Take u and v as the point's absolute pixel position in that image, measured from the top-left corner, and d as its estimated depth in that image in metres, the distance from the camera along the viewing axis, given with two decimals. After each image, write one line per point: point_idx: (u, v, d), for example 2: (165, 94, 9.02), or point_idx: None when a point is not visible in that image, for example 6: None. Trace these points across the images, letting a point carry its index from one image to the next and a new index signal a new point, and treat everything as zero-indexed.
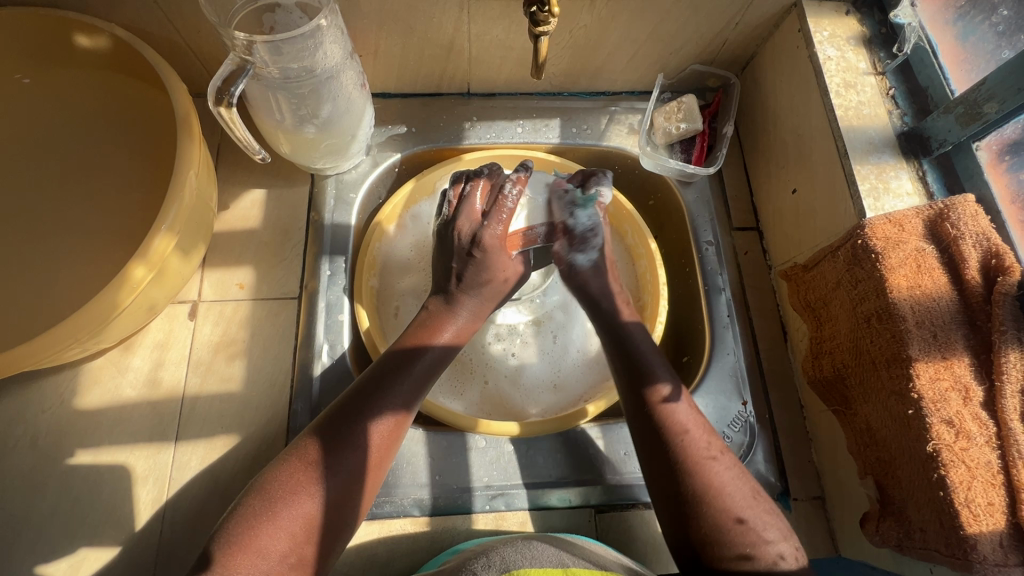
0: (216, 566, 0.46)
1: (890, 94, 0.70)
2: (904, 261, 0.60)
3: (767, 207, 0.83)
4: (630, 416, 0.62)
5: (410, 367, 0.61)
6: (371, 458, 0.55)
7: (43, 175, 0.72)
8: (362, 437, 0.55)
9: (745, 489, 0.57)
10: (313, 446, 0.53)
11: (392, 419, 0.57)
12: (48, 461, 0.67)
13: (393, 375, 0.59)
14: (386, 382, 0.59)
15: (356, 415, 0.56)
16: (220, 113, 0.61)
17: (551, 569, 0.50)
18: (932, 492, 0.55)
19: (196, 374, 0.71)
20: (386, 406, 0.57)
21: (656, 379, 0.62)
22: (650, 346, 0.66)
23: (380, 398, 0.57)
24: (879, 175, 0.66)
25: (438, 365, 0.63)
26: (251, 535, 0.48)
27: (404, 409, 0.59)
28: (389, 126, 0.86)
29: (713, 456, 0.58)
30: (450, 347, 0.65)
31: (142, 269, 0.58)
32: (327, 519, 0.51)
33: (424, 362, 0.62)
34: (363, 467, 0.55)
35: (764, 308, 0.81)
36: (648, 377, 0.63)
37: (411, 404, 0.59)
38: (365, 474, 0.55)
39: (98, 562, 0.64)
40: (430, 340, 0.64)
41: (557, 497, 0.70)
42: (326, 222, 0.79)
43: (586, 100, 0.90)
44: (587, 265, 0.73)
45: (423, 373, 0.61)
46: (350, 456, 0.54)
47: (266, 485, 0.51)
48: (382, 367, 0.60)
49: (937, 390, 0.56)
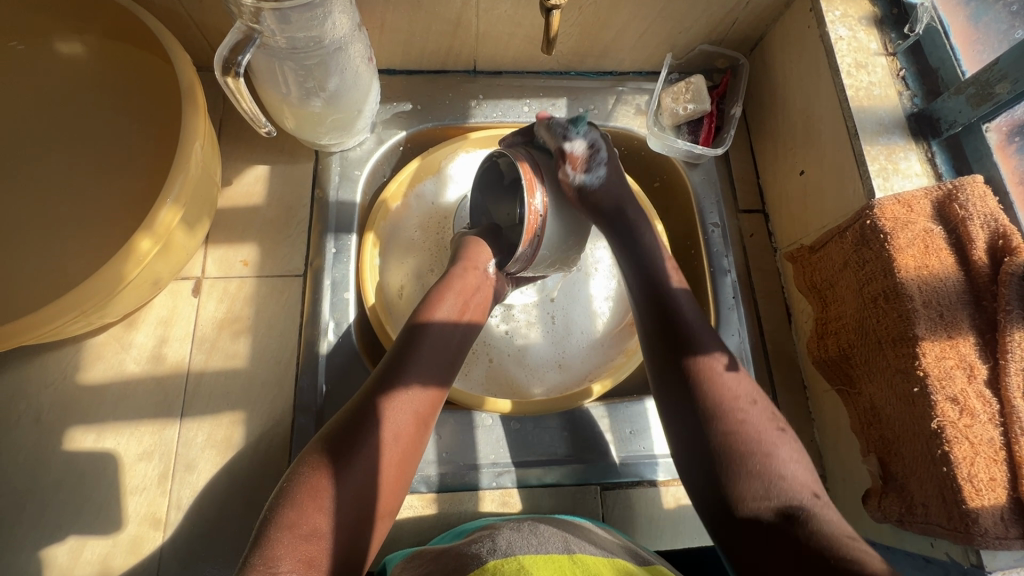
0: (259, 543, 0.47)
1: (900, 75, 0.70)
2: (912, 241, 0.60)
3: (773, 189, 0.84)
4: (660, 386, 0.60)
5: (425, 343, 0.61)
6: (399, 430, 0.56)
7: (41, 146, 0.70)
8: (383, 411, 0.56)
9: (793, 453, 0.54)
10: (340, 423, 0.55)
11: (421, 395, 0.58)
12: (52, 436, 0.66)
13: (414, 350, 0.60)
14: (409, 357, 0.60)
15: (377, 390, 0.57)
16: (227, 83, 0.59)
17: (557, 555, 0.50)
18: (935, 468, 0.56)
19: (200, 350, 0.71)
20: (405, 381, 0.58)
21: (706, 348, 0.59)
22: (692, 314, 0.62)
23: (398, 373, 0.58)
24: (888, 156, 0.66)
25: (449, 340, 0.63)
26: (288, 513, 0.49)
27: (436, 383, 0.60)
28: (394, 104, 0.85)
29: (768, 423, 0.55)
30: (456, 320, 0.64)
31: (148, 241, 0.57)
32: (354, 497, 0.51)
33: (433, 336, 0.62)
34: (387, 443, 0.55)
35: (768, 290, 0.81)
36: (692, 346, 0.59)
37: (443, 379, 0.61)
38: (394, 449, 0.55)
39: (106, 535, 0.64)
40: (428, 318, 0.63)
41: (562, 475, 0.71)
42: (331, 200, 0.78)
43: (593, 79, 0.89)
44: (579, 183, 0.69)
45: (432, 350, 0.61)
46: (374, 430, 0.54)
47: (300, 465, 0.52)
48: (402, 345, 0.61)
49: (943, 367, 0.56)
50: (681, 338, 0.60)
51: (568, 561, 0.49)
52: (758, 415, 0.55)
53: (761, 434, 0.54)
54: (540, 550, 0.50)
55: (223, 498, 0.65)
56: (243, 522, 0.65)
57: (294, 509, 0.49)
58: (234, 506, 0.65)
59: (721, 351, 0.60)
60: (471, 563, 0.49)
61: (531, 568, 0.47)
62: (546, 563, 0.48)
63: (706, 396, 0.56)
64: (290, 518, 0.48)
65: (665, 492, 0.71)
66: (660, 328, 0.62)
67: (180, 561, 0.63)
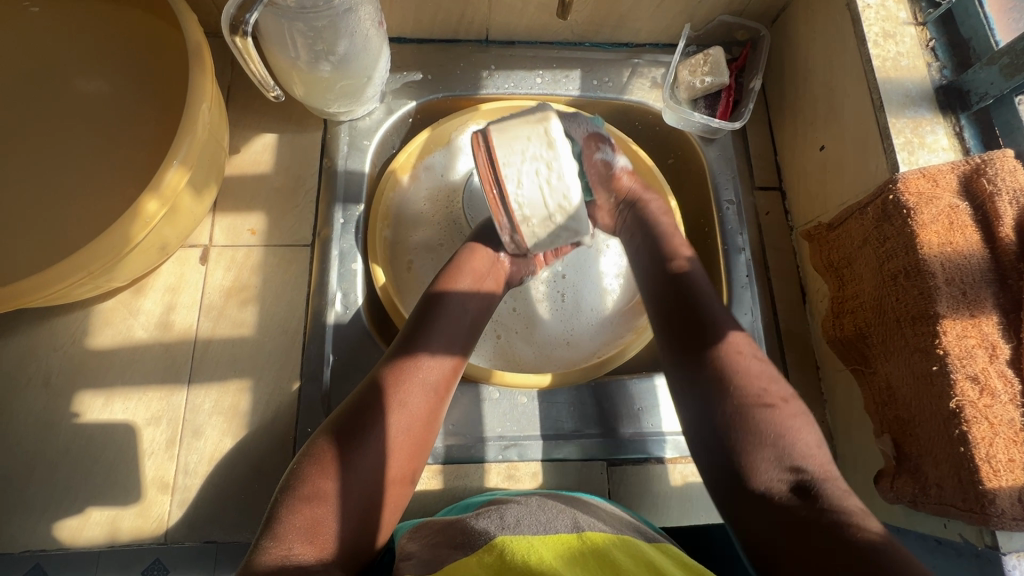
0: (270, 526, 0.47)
1: (929, 45, 0.67)
2: (936, 217, 0.58)
3: (791, 166, 0.81)
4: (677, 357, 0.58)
5: (443, 314, 0.61)
6: (406, 402, 0.55)
7: (48, 109, 0.70)
8: (405, 379, 0.56)
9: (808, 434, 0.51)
10: (359, 394, 0.55)
11: (440, 364, 0.58)
12: (61, 400, 0.66)
13: (425, 324, 0.60)
14: (421, 330, 0.59)
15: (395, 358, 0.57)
16: (235, 44, 0.59)
17: (566, 533, 0.49)
18: (952, 448, 0.55)
19: (208, 318, 0.70)
20: (424, 352, 0.58)
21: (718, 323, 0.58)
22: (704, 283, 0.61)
23: (416, 343, 0.58)
24: (915, 129, 0.63)
25: (467, 312, 0.63)
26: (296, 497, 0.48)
27: (456, 353, 0.60)
28: (404, 73, 0.83)
29: (785, 421, 0.51)
30: (472, 295, 0.64)
31: (155, 203, 0.56)
32: (376, 466, 0.52)
33: (449, 308, 0.62)
34: (407, 410, 0.55)
35: (783, 270, 0.79)
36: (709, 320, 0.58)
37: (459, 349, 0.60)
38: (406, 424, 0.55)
39: (115, 497, 0.64)
40: (448, 287, 0.63)
41: (569, 450, 0.70)
42: (339, 169, 0.77)
43: (609, 51, 0.87)
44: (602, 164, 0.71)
45: (451, 322, 0.61)
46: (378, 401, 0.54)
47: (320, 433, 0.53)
48: (419, 315, 0.61)
49: (964, 346, 0.55)
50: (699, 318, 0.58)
51: (576, 539, 0.49)
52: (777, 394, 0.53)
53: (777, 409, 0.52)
54: (549, 528, 0.50)
55: (230, 464, 0.66)
56: (250, 488, 0.65)
57: (316, 472, 0.50)
58: (240, 472, 0.66)
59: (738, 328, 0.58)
60: (479, 541, 0.49)
61: (541, 545, 0.47)
62: (556, 541, 0.48)
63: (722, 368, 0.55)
64: (312, 482, 0.49)
65: (671, 470, 0.71)
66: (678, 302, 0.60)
67: (187, 525, 0.64)
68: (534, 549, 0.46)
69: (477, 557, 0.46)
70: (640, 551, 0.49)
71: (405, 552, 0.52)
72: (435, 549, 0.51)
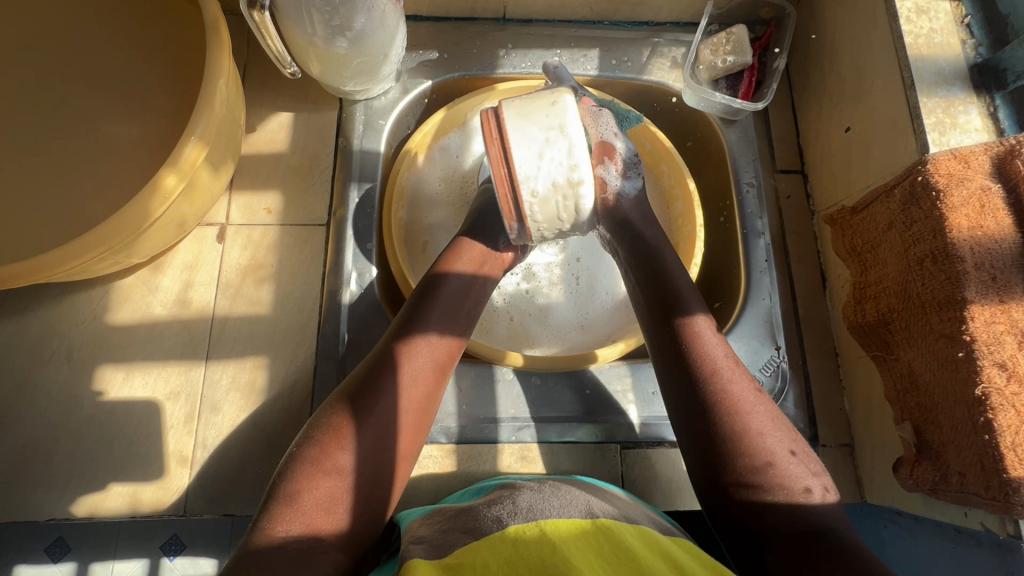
0: (273, 502, 0.48)
1: (964, 21, 0.64)
2: (967, 199, 0.56)
3: (814, 149, 0.79)
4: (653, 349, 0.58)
5: (444, 293, 0.61)
6: (418, 379, 0.56)
7: (68, 86, 0.70)
8: (409, 357, 0.56)
9: (784, 431, 0.53)
10: (363, 371, 0.55)
11: (442, 343, 0.58)
12: (83, 373, 0.68)
13: (426, 305, 0.59)
14: (422, 311, 0.59)
15: (400, 334, 0.57)
16: (252, 19, 0.59)
17: (579, 517, 0.49)
18: (976, 436, 0.53)
19: (225, 296, 0.71)
20: (425, 331, 0.57)
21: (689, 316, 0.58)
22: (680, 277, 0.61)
23: (419, 320, 0.58)
24: (946, 109, 0.61)
25: (465, 293, 0.62)
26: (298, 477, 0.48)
27: (456, 332, 0.60)
28: (420, 52, 0.82)
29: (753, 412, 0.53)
30: (472, 278, 0.63)
31: (173, 178, 0.56)
32: (378, 442, 0.52)
33: (448, 290, 0.61)
34: (411, 389, 0.55)
35: (803, 255, 0.78)
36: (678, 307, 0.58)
37: (461, 331, 0.60)
38: (415, 402, 0.55)
39: (135, 469, 0.65)
40: (447, 269, 0.63)
41: (582, 432, 0.70)
42: (355, 148, 0.77)
43: (628, 30, 0.85)
44: (632, 191, 0.66)
45: (452, 302, 0.60)
46: (390, 377, 0.54)
47: (324, 412, 0.53)
48: (421, 293, 0.61)
49: (992, 332, 0.53)
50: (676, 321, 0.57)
51: (591, 525, 0.48)
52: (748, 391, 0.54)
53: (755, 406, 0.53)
54: (563, 513, 0.49)
55: (247, 440, 0.67)
56: (267, 463, 0.66)
57: (320, 446, 0.50)
58: (257, 447, 0.66)
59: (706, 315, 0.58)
60: (491, 526, 0.49)
61: (555, 533, 0.46)
62: (570, 527, 0.47)
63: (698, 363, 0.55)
64: (315, 455, 0.49)
65: None
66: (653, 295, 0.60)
67: (206, 497, 0.65)
68: (548, 538, 0.46)
69: (489, 542, 0.47)
70: (653, 540, 0.49)
71: (418, 536, 0.53)
72: (449, 533, 0.51)
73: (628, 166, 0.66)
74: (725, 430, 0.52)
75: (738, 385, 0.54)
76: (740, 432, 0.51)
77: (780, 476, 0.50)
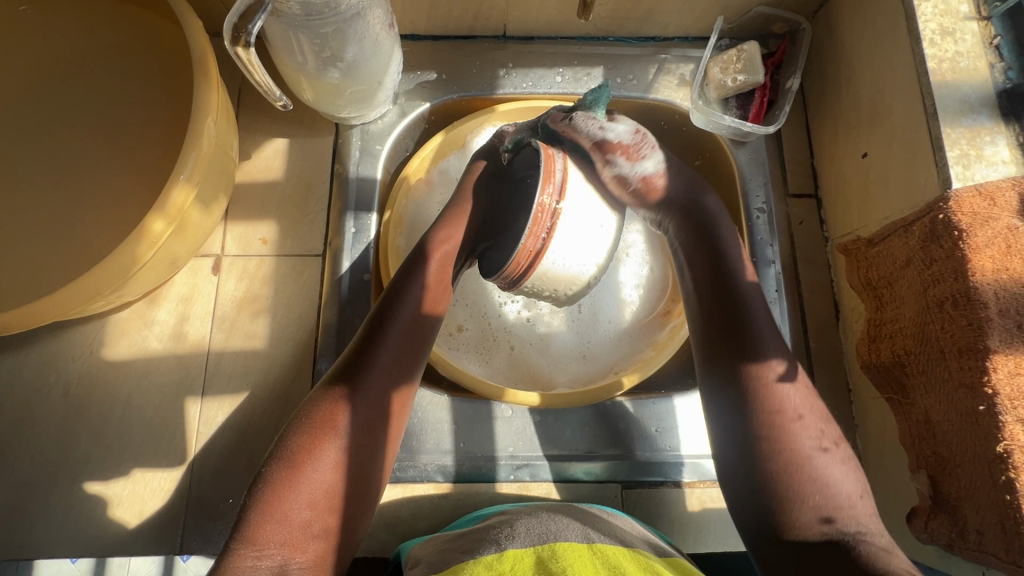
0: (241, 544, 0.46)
1: (993, 43, 0.60)
2: (991, 240, 0.53)
3: (829, 171, 0.76)
4: (713, 385, 0.56)
5: (400, 323, 0.57)
6: (380, 419, 0.54)
7: (63, 120, 0.70)
8: (366, 400, 0.53)
9: (847, 476, 0.51)
10: (317, 413, 0.52)
11: (395, 384, 0.55)
12: (79, 409, 0.68)
13: (378, 339, 0.56)
14: (374, 345, 0.55)
15: (359, 374, 0.54)
16: (238, 54, 0.56)
17: (577, 544, 0.48)
18: (996, 494, 0.51)
19: (221, 329, 0.70)
20: (381, 367, 0.55)
21: (763, 357, 0.54)
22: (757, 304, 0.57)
23: (377, 355, 0.55)
24: (972, 140, 0.57)
25: (420, 322, 0.58)
26: (263, 525, 0.47)
27: (409, 370, 0.57)
28: (418, 73, 0.79)
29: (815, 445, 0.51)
30: (425, 307, 0.59)
31: (161, 222, 0.55)
32: (347, 488, 0.51)
33: (403, 321, 0.57)
34: (372, 432, 0.53)
35: (816, 284, 0.75)
36: (753, 352, 0.54)
37: (416, 361, 0.57)
38: (378, 440, 0.54)
39: (130, 505, 0.65)
40: (398, 301, 0.58)
41: (582, 470, 0.69)
42: (351, 175, 0.75)
43: (634, 45, 0.81)
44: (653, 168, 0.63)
45: (405, 335, 0.56)
46: (360, 415, 0.53)
47: (279, 454, 0.50)
48: (376, 320, 0.57)
49: (1016, 386, 0.50)
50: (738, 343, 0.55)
51: (587, 551, 0.47)
52: (818, 440, 0.51)
53: (819, 459, 0.51)
54: (560, 538, 0.48)
55: (243, 478, 0.66)
56: None
57: (278, 494, 0.48)
58: (253, 486, 0.66)
59: (783, 359, 0.54)
60: (488, 548, 0.48)
61: (550, 563, 0.45)
62: (566, 552, 0.46)
63: (763, 411, 0.52)
64: (275, 504, 0.47)
65: (689, 494, 0.68)
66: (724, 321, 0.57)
67: (202, 535, 0.64)
68: (545, 567, 0.45)
69: (483, 564, 0.45)
70: (649, 565, 0.47)
71: (413, 559, 0.52)
72: (445, 552, 0.50)
73: (642, 146, 0.62)
74: (774, 471, 0.50)
75: (803, 431, 0.52)
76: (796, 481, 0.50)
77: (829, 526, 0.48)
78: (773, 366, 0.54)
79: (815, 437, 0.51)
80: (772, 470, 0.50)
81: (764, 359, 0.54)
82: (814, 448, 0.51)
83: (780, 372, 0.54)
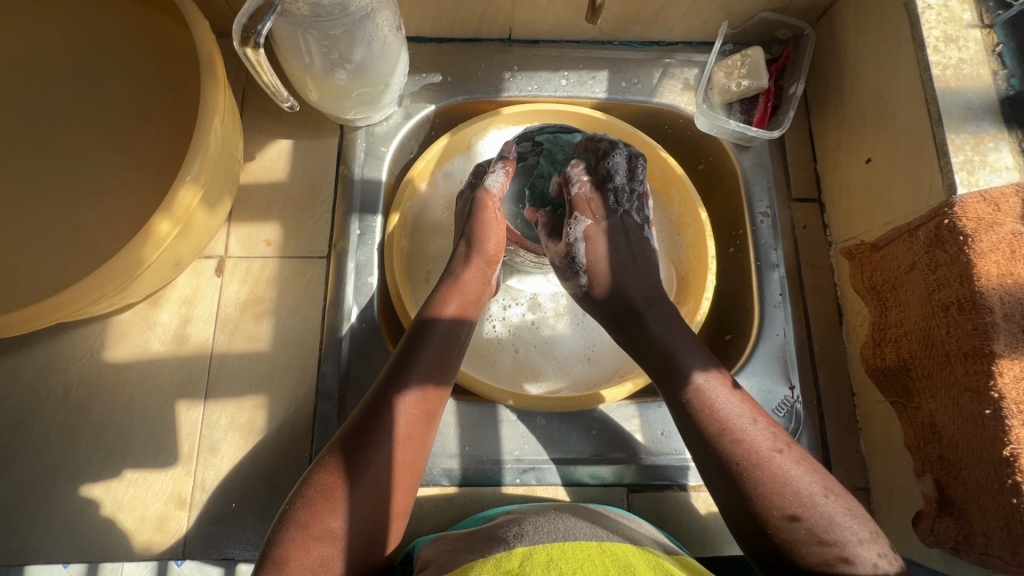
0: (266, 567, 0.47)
1: (996, 51, 0.60)
2: (997, 245, 0.53)
3: (832, 177, 0.76)
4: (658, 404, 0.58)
5: (433, 339, 0.58)
6: (402, 433, 0.54)
7: (64, 120, 0.69)
8: (392, 414, 0.54)
9: (817, 478, 0.51)
10: (348, 431, 0.53)
11: (424, 397, 0.56)
12: (78, 412, 0.67)
13: (409, 357, 0.57)
14: (407, 361, 0.57)
15: (390, 389, 0.55)
16: (246, 55, 0.55)
17: (586, 542, 0.48)
18: (1002, 497, 0.51)
19: (224, 331, 0.70)
20: (413, 383, 0.56)
21: (692, 374, 0.56)
22: (654, 315, 0.60)
23: (408, 371, 0.56)
24: (976, 146, 0.57)
25: (452, 337, 0.60)
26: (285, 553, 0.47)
27: (438, 384, 0.57)
28: (423, 75, 0.79)
29: (769, 445, 0.52)
30: (460, 323, 0.61)
31: (167, 224, 0.55)
32: (368, 508, 0.51)
33: (435, 336, 0.59)
34: (393, 447, 0.53)
35: (819, 289, 0.75)
36: (676, 370, 0.56)
37: (445, 378, 0.58)
38: (399, 454, 0.53)
39: (131, 510, 0.65)
40: (436, 313, 0.60)
41: (588, 474, 0.69)
42: (356, 177, 0.74)
43: (639, 50, 0.82)
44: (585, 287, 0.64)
45: (439, 353, 0.58)
46: (384, 432, 0.53)
47: (312, 472, 0.52)
48: (410, 339, 0.59)
49: (1022, 390, 0.51)
50: (658, 354, 0.58)
51: (596, 547, 0.47)
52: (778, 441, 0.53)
53: (778, 460, 0.51)
54: (568, 536, 0.48)
55: (246, 483, 0.65)
56: (266, 506, 0.65)
57: (301, 523, 0.49)
58: (256, 490, 0.65)
59: (710, 370, 0.56)
60: (496, 546, 0.48)
61: (561, 558, 0.45)
62: (576, 551, 0.46)
63: (711, 428, 0.53)
64: (306, 517, 0.49)
65: (696, 498, 0.68)
66: (640, 348, 0.59)
67: (205, 540, 0.64)
68: (554, 565, 0.44)
69: (493, 562, 0.45)
70: (658, 563, 0.47)
71: (424, 560, 0.52)
72: (454, 552, 0.50)
73: (569, 265, 0.65)
74: (753, 487, 0.51)
75: (753, 435, 0.53)
76: (766, 481, 0.50)
77: (801, 524, 0.49)
78: (706, 380, 0.55)
79: (765, 439, 0.52)
80: (735, 476, 0.51)
81: (683, 374, 0.56)
82: (771, 449, 0.52)
83: (714, 383, 0.55)
